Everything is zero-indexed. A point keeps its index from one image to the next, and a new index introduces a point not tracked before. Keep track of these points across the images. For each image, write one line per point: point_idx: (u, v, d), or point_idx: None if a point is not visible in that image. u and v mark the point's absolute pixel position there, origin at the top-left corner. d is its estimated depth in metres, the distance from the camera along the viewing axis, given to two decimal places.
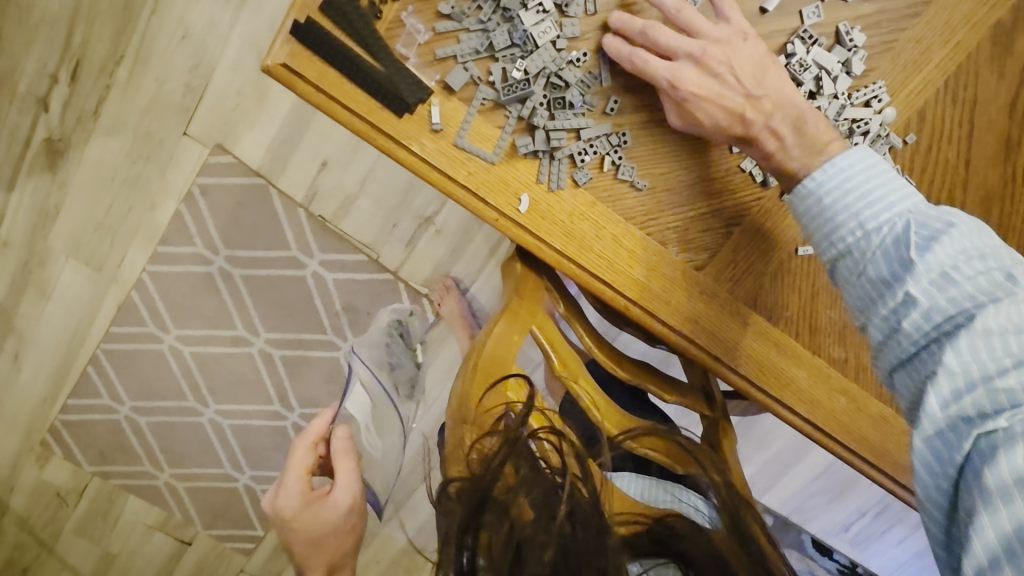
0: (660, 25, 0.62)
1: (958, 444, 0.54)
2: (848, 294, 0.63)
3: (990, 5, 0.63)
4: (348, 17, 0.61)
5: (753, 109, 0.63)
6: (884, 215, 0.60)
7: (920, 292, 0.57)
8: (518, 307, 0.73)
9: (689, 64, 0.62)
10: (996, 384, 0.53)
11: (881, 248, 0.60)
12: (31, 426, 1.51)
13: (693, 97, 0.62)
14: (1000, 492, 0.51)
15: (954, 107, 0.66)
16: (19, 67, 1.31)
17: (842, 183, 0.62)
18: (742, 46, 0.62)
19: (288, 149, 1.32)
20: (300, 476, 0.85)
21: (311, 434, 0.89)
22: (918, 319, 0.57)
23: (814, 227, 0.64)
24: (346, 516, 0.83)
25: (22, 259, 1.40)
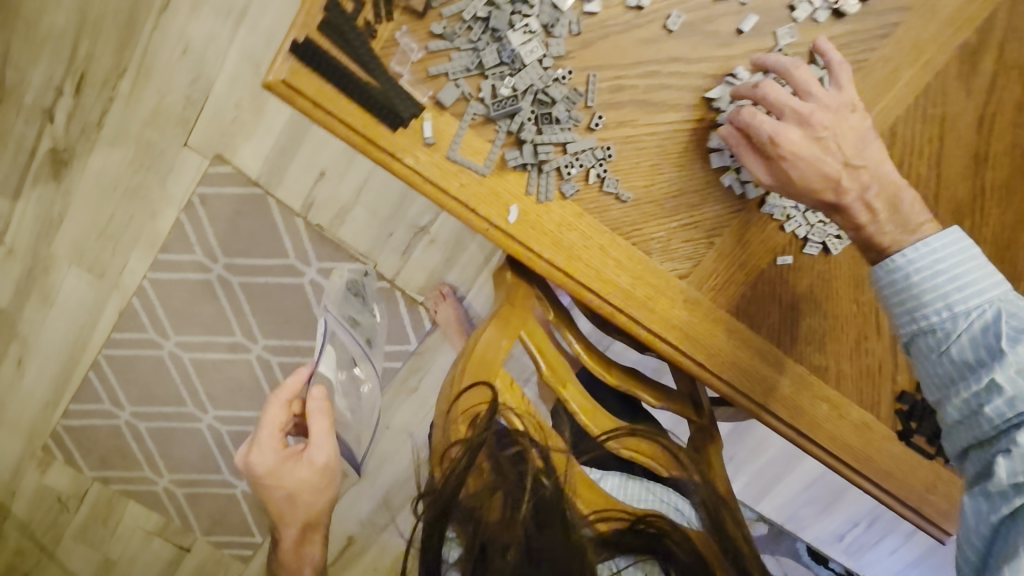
0: (773, 83, 0.65)
1: (1012, 501, 0.62)
2: (922, 365, 0.67)
3: (956, 27, 0.66)
4: (345, 37, 0.64)
5: (849, 176, 0.65)
6: (973, 300, 0.64)
7: (1005, 377, 0.62)
8: (509, 314, 0.75)
9: (794, 126, 0.64)
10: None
11: (969, 332, 0.64)
12: (32, 431, 1.53)
13: (787, 155, 0.64)
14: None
15: (924, 124, 0.69)
16: (26, 80, 1.34)
17: (933, 265, 0.65)
18: (847, 117, 0.64)
19: (286, 160, 1.35)
20: (274, 433, 0.83)
21: (287, 392, 0.86)
22: (1001, 404, 0.62)
23: (898, 301, 0.67)
24: (320, 476, 0.84)
25: (26, 266, 1.43)
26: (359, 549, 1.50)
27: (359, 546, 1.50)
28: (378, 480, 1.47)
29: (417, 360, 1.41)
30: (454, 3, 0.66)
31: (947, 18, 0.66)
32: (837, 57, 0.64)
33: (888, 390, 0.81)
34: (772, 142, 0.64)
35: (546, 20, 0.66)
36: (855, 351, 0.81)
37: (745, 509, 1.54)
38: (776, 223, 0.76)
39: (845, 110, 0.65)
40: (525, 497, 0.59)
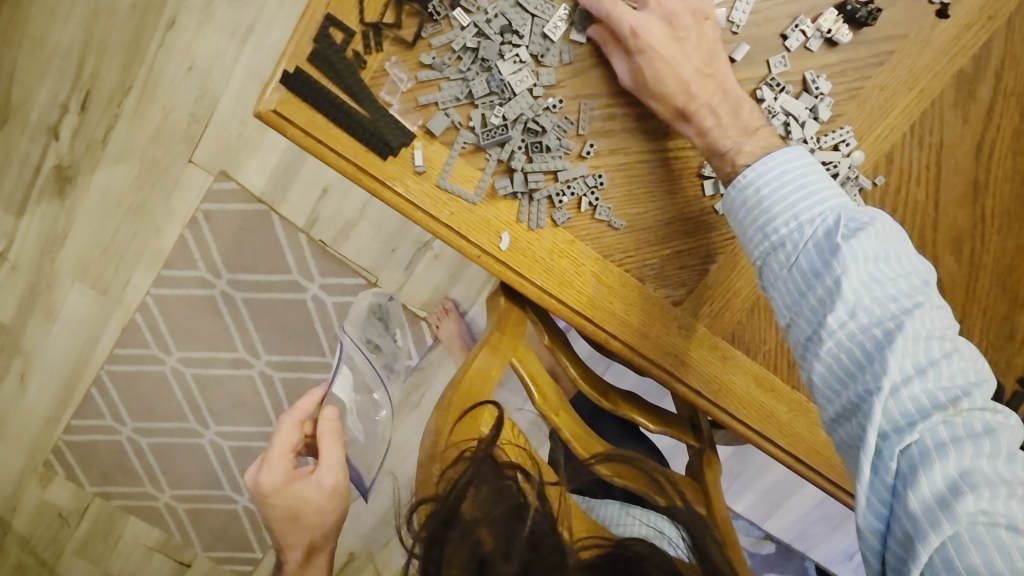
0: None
1: (886, 463, 0.56)
2: (775, 289, 0.63)
3: (952, 54, 0.65)
4: (334, 67, 0.64)
5: (700, 83, 0.63)
6: (817, 208, 0.61)
7: (850, 289, 0.58)
8: (500, 340, 0.75)
9: (656, 19, 0.63)
10: (903, 392, 0.56)
11: (813, 240, 0.60)
12: (35, 446, 1.53)
13: (648, 51, 0.62)
14: (927, 515, 0.53)
15: (921, 151, 0.68)
16: (33, 98, 1.36)
17: (778, 177, 0.61)
18: (704, 26, 0.63)
19: (289, 177, 1.36)
20: (285, 453, 0.84)
21: (299, 412, 0.87)
22: (844, 314, 0.58)
23: (748, 219, 0.63)
24: (328, 499, 0.82)
25: (31, 282, 1.44)
26: (360, 567, 1.49)
27: (360, 563, 1.49)
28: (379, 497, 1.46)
29: (421, 376, 1.40)
30: (443, 34, 0.66)
31: (942, 45, 0.65)
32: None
33: None
34: (634, 34, 0.62)
35: (536, 50, 0.66)
36: None
37: (752, 527, 1.51)
38: None
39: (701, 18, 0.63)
40: (523, 529, 0.57)
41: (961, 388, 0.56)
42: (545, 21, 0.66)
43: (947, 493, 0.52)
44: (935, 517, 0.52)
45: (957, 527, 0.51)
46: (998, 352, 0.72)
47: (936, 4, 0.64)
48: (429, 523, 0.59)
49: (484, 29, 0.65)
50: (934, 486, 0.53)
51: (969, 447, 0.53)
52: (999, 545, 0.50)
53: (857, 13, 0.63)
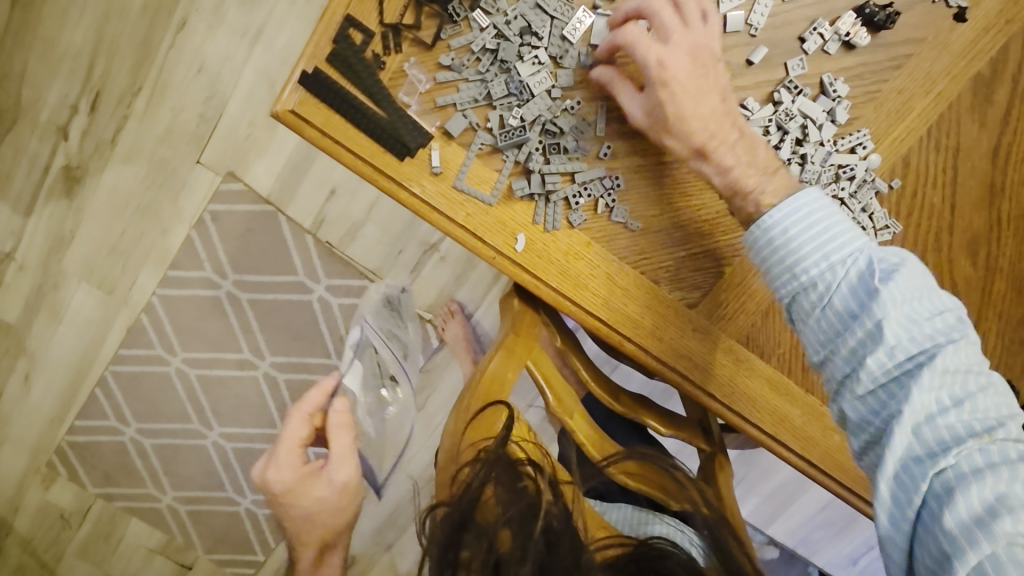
0: (671, 10, 0.62)
1: (917, 485, 0.58)
2: (809, 327, 0.64)
3: (969, 58, 0.66)
4: (353, 68, 0.64)
5: (714, 124, 0.63)
6: (849, 249, 0.62)
7: (891, 332, 0.59)
8: (515, 342, 0.74)
9: (678, 55, 0.62)
10: (938, 423, 0.58)
11: (846, 280, 0.62)
12: (38, 447, 1.53)
13: (670, 91, 0.62)
14: (965, 535, 0.54)
15: (937, 154, 0.68)
16: (42, 98, 1.36)
17: (808, 217, 0.62)
18: (716, 68, 0.63)
19: (297, 178, 1.36)
20: (293, 449, 0.92)
21: (309, 405, 0.93)
22: (883, 356, 0.59)
23: (777, 260, 0.64)
24: (335, 492, 0.91)
25: (37, 281, 1.44)
26: (362, 570, 1.48)
27: (363, 566, 1.48)
28: (383, 499, 1.45)
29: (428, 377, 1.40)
30: (462, 35, 0.66)
31: (960, 49, 0.65)
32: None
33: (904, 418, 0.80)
34: (658, 70, 0.61)
35: (555, 52, 0.66)
36: None
37: (756, 532, 1.51)
38: None
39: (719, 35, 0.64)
40: (536, 527, 0.56)
41: (995, 419, 0.58)
42: (564, 23, 0.66)
43: (984, 513, 0.54)
44: (973, 535, 0.54)
45: (995, 547, 0.53)
46: (1015, 356, 0.73)
47: (954, 8, 0.64)
48: (446, 522, 0.59)
49: (504, 31, 0.65)
50: (970, 507, 0.55)
51: (1003, 472, 0.55)
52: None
53: (875, 16, 0.63)
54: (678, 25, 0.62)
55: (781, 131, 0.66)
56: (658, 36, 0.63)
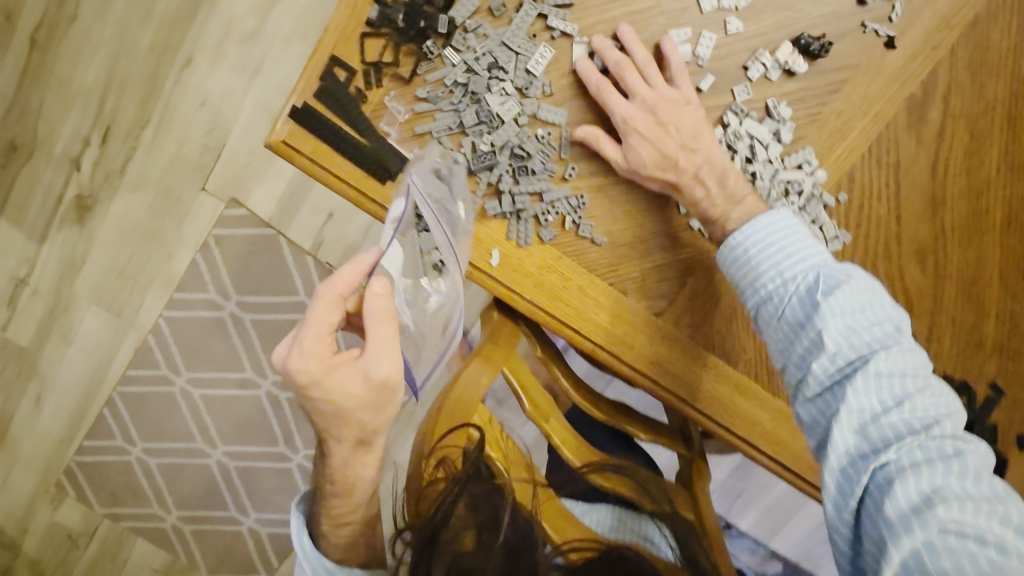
0: (630, 68, 0.70)
1: (858, 476, 0.64)
2: (768, 336, 0.71)
3: (901, 81, 0.72)
4: (339, 101, 0.70)
5: (685, 157, 0.70)
6: (799, 266, 0.69)
7: (831, 340, 0.66)
8: (493, 351, 0.78)
9: (639, 107, 0.70)
10: (882, 422, 0.64)
11: (796, 294, 0.68)
12: (48, 467, 1.58)
13: (636, 134, 0.69)
14: (902, 522, 0.60)
15: (880, 169, 0.73)
16: (57, 132, 1.44)
17: (766, 236, 0.69)
18: (685, 110, 0.70)
19: (296, 203, 1.42)
20: (322, 336, 0.62)
21: (340, 285, 0.63)
22: (826, 362, 0.66)
23: (740, 274, 0.71)
24: (375, 394, 0.64)
25: (49, 305, 1.51)
26: None
27: None
28: None
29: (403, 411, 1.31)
30: (437, 70, 0.72)
31: (892, 73, 0.71)
32: (679, 58, 0.70)
33: None
34: (622, 122, 0.70)
35: (521, 84, 0.72)
36: None
37: (756, 545, 1.52)
38: None
39: (680, 104, 0.70)
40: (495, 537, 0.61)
41: (933, 418, 0.64)
42: (529, 58, 0.71)
43: (920, 503, 0.60)
44: (909, 522, 0.59)
45: (929, 533, 0.58)
46: (970, 360, 0.77)
47: (883, 38, 0.71)
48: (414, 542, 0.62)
49: (473, 66, 0.71)
50: (907, 496, 0.60)
51: (940, 466, 0.61)
52: (969, 552, 0.56)
53: (810, 46, 0.70)
54: (641, 82, 0.70)
55: (731, 151, 0.72)
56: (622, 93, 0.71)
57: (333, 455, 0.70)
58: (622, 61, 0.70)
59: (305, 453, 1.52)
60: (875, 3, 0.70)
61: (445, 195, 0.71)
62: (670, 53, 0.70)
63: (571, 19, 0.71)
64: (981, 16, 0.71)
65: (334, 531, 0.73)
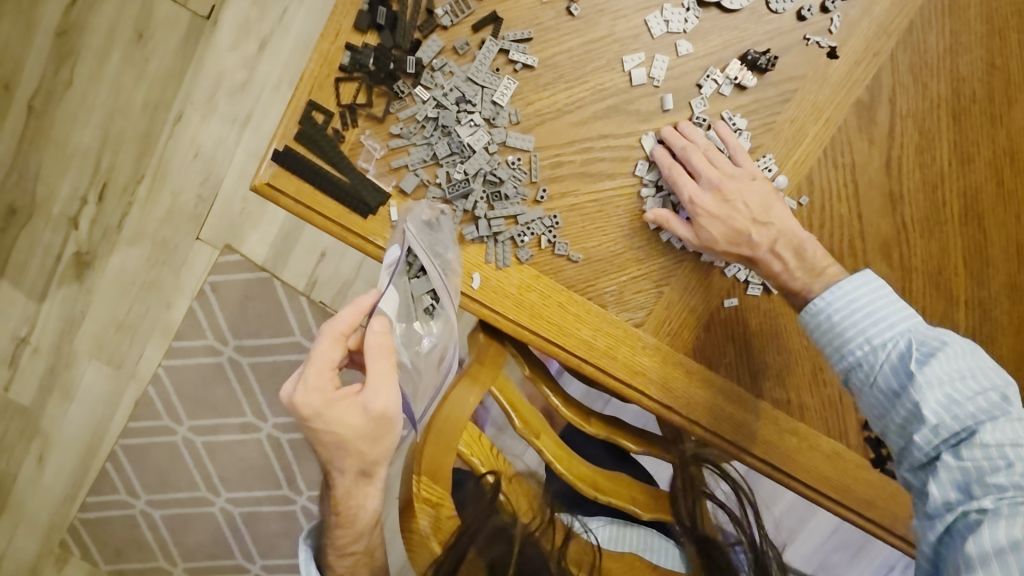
0: (696, 152, 0.75)
1: (944, 515, 0.67)
2: (864, 400, 0.74)
3: (847, 87, 0.76)
4: (318, 143, 0.74)
5: (758, 231, 0.75)
6: (888, 332, 0.72)
7: (930, 411, 0.68)
8: (479, 371, 0.80)
9: (708, 188, 0.75)
10: (987, 482, 0.65)
11: (888, 362, 0.71)
12: (52, 526, 1.58)
13: (705, 213, 0.74)
14: (980, 559, 0.63)
15: (837, 171, 0.77)
16: (54, 193, 1.49)
17: (849, 303, 0.73)
18: (752, 184, 0.75)
19: (289, 245, 1.46)
20: (324, 371, 0.65)
21: (342, 324, 0.66)
22: (927, 433, 0.69)
23: (827, 341, 0.74)
24: (375, 425, 0.66)
25: (50, 363, 1.53)
26: None
27: None
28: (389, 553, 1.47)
29: (403, 445, 1.32)
30: (408, 107, 0.76)
31: (838, 80, 0.76)
32: (735, 140, 0.75)
33: (854, 418, 0.85)
34: (690, 203, 0.74)
35: (488, 115, 0.76)
36: (814, 382, 0.85)
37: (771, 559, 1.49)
38: (717, 269, 0.82)
39: (745, 179, 0.75)
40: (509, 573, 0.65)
41: None
42: (494, 90, 0.75)
43: (1008, 548, 0.61)
44: (988, 561, 0.62)
45: None
46: None
47: (825, 48, 0.75)
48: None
49: (443, 101, 0.75)
50: (994, 539, 0.62)
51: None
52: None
53: (758, 61, 0.74)
54: (706, 163, 0.75)
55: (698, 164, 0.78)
56: (690, 175, 0.76)
57: (336, 486, 0.71)
58: (688, 146, 0.75)
59: (309, 494, 1.52)
60: (815, 17, 0.75)
61: (437, 242, 0.74)
62: (724, 136, 0.75)
63: (531, 51, 0.75)
64: (916, 21, 0.76)
65: (338, 562, 0.74)
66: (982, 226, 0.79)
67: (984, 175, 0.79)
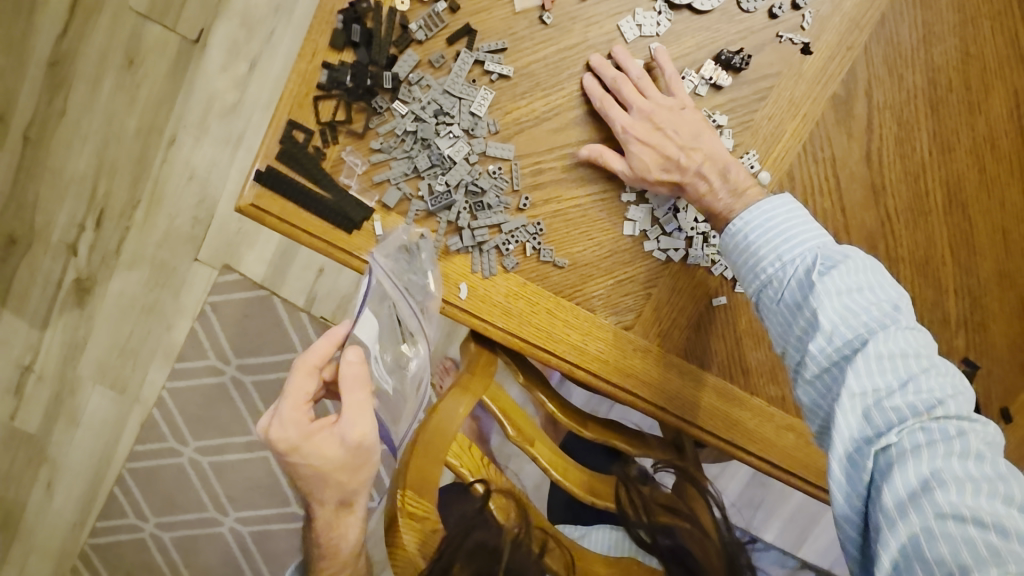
0: (626, 81, 0.74)
1: (863, 463, 0.64)
2: (770, 320, 0.72)
3: (823, 81, 0.76)
4: (300, 161, 0.74)
5: (687, 156, 0.74)
6: (796, 249, 0.70)
7: (826, 320, 0.67)
8: (470, 381, 0.80)
9: (640, 117, 0.74)
10: (885, 406, 0.63)
11: (794, 277, 0.70)
12: (64, 552, 1.58)
13: (636, 141, 0.74)
14: (898, 508, 0.60)
15: (818, 165, 0.77)
16: (53, 221, 1.50)
17: (765, 222, 0.71)
18: (683, 113, 0.74)
19: (286, 262, 1.47)
20: (298, 405, 0.65)
21: (315, 356, 0.67)
22: (823, 344, 0.67)
23: (742, 260, 0.73)
24: (353, 454, 0.66)
25: (55, 390, 1.54)
26: None
27: None
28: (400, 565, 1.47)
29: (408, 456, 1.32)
30: (387, 122, 0.76)
31: (813, 76, 0.76)
32: (671, 69, 0.74)
33: None
34: (623, 132, 0.74)
35: (467, 126, 0.76)
36: None
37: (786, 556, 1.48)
38: (704, 268, 0.82)
39: (678, 109, 0.74)
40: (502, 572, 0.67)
41: (938, 398, 0.63)
42: (472, 101, 0.76)
43: (919, 488, 0.60)
44: (905, 508, 0.60)
45: (926, 519, 0.58)
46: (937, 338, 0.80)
47: (799, 45, 0.75)
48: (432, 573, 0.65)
49: (421, 114, 0.76)
50: (907, 483, 0.60)
51: (940, 447, 0.61)
52: (968, 536, 0.56)
53: (732, 60, 0.74)
54: (637, 94, 0.75)
55: None
56: (622, 106, 0.75)
57: (334, 503, 0.71)
58: (618, 76, 0.75)
59: None
60: (787, 14, 0.75)
61: (413, 267, 0.75)
62: (662, 63, 0.74)
63: (506, 61, 0.76)
64: (888, 13, 0.76)
65: None
66: (968, 214, 0.79)
67: (966, 163, 0.79)
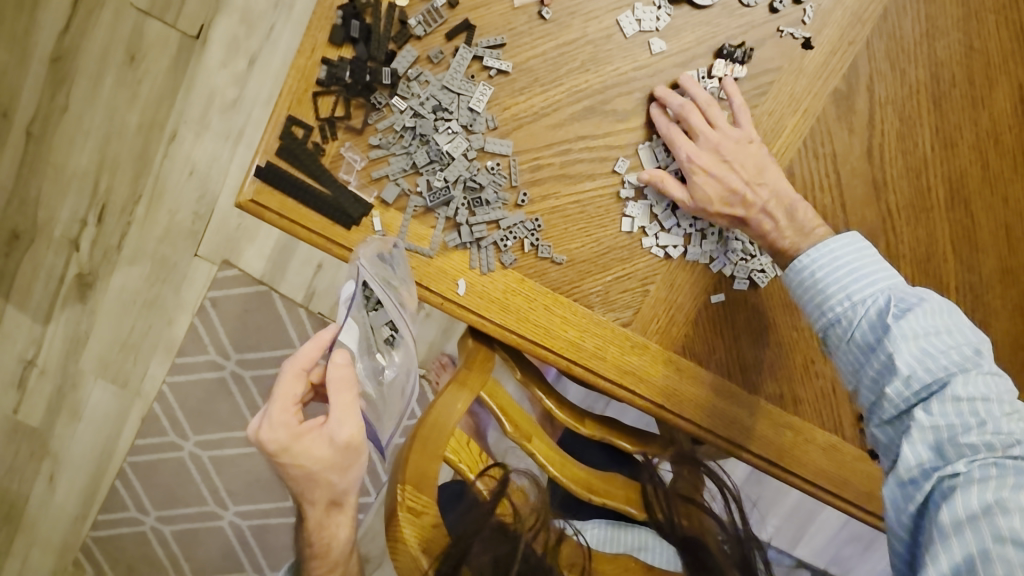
0: (694, 110, 0.74)
1: (922, 485, 0.67)
2: (840, 356, 0.74)
3: (824, 77, 0.76)
4: (298, 156, 0.74)
5: (752, 191, 0.74)
6: (869, 290, 0.72)
7: (903, 363, 0.68)
8: (468, 377, 0.80)
9: (706, 147, 0.74)
10: (959, 442, 0.65)
11: (866, 316, 0.71)
12: (65, 544, 1.60)
13: (699, 171, 0.74)
14: (953, 526, 0.63)
15: (819, 161, 0.77)
16: (55, 216, 1.50)
17: (834, 261, 0.72)
18: (750, 147, 0.74)
19: (287, 257, 1.47)
20: (287, 407, 0.66)
21: (303, 359, 0.67)
22: (899, 385, 0.69)
23: (808, 296, 0.74)
24: (344, 454, 0.67)
25: (57, 383, 1.54)
26: None
27: None
28: None
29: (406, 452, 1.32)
30: (386, 118, 0.76)
31: (814, 71, 0.75)
32: (739, 99, 0.74)
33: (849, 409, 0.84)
34: (688, 161, 0.74)
35: (465, 121, 0.76)
36: (806, 375, 0.84)
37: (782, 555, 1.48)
38: (703, 265, 0.81)
39: (743, 141, 0.75)
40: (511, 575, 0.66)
41: (1016, 438, 0.64)
42: (470, 97, 0.76)
43: (980, 512, 0.62)
44: (961, 527, 0.63)
45: (987, 543, 0.61)
46: None
47: (799, 40, 0.75)
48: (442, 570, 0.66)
49: (419, 110, 0.76)
50: (967, 506, 0.63)
51: (1008, 480, 0.63)
52: None
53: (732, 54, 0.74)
54: (705, 123, 0.74)
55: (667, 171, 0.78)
56: (687, 134, 0.75)
57: (333, 497, 0.71)
58: (686, 104, 0.74)
59: None
60: (788, 9, 0.74)
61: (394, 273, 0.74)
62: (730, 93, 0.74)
63: (505, 57, 0.76)
64: (890, 8, 0.75)
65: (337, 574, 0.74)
66: (970, 210, 0.79)
67: (969, 159, 0.78)
